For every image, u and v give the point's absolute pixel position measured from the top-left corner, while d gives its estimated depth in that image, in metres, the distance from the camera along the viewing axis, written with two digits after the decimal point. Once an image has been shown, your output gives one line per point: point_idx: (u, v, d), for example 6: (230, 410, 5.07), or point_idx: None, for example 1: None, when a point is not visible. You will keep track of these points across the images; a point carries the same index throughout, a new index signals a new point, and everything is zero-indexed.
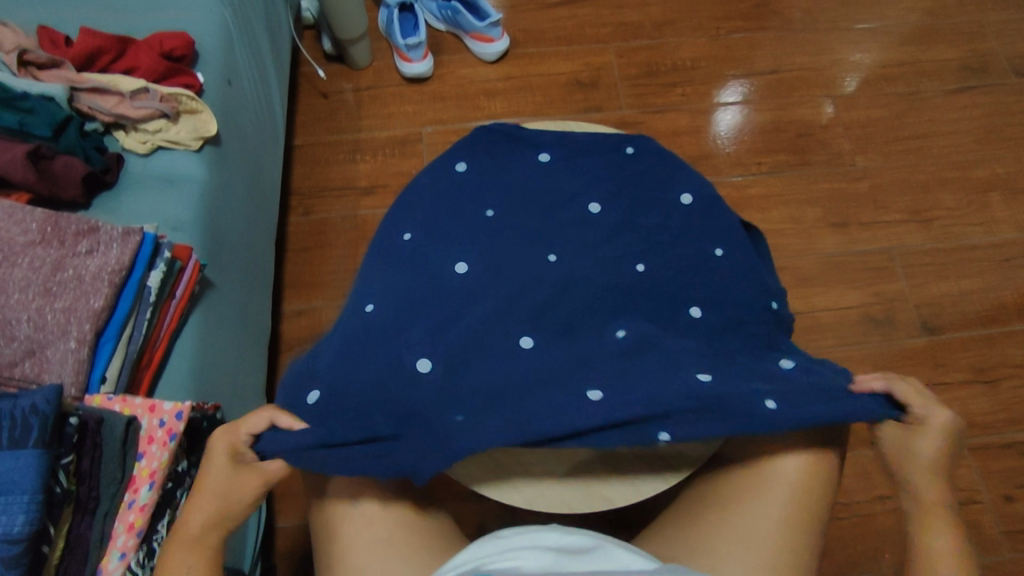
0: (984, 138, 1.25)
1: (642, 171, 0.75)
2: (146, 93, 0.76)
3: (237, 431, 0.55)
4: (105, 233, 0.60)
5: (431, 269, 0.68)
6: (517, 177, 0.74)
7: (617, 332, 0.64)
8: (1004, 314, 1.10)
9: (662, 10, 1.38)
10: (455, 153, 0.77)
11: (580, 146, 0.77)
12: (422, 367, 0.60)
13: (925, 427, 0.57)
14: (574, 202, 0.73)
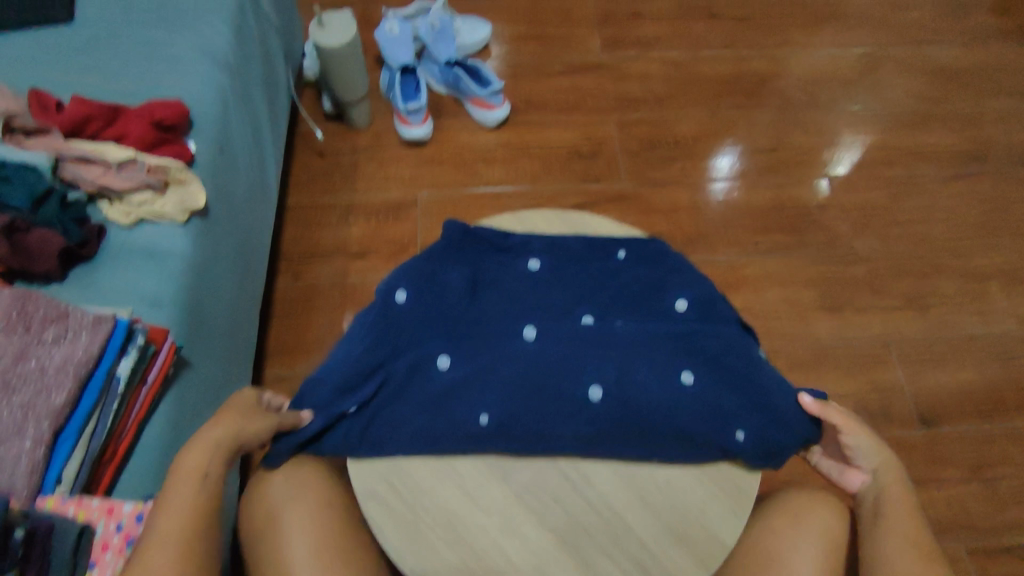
0: (980, 227, 1.25)
1: (636, 277, 0.73)
2: (134, 163, 0.74)
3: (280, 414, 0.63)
4: (75, 319, 0.58)
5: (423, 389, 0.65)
6: (505, 291, 0.72)
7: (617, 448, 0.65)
8: (1003, 409, 1.08)
9: (663, 84, 1.39)
10: (432, 262, 0.72)
11: (572, 253, 0.74)
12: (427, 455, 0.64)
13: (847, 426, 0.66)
14: (567, 312, 0.71)
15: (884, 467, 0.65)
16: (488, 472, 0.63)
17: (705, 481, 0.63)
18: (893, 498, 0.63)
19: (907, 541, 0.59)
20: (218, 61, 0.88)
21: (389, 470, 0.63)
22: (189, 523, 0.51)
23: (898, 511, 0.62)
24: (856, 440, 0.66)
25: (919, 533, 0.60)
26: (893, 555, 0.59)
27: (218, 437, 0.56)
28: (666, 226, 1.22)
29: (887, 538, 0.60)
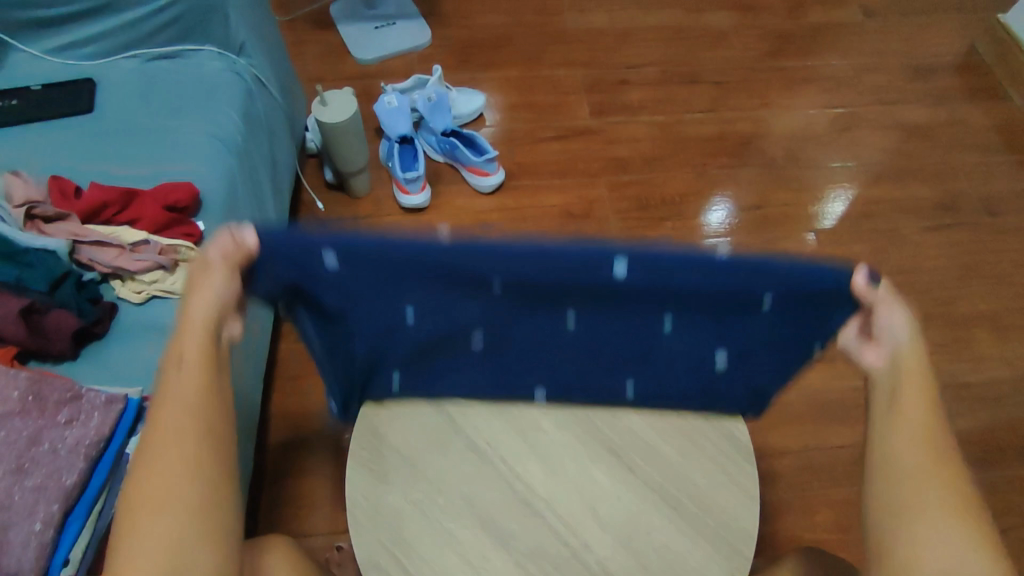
0: (963, 274, 1.29)
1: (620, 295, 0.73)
2: (146, 244, 0.78)
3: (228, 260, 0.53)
4: (88, 401, 0.60)
5: (424, 343, 0.65)
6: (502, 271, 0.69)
7: (629, 389, 0.70)
8: (1002, 457, 1.09)
9: (651, 146, 1.46)
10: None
11: (609, 317, 0.61)
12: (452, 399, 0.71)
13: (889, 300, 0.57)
14: (613, 373, 0.68)
15: (908, 351, 0.57)
16: (488, 539, 0.63)
17: (705, 539, 0.64)
18: (911, 385, 0.56)
19: (917, 442, 0.54)
20: (228, 145, 0.93)
21: (388, 536, 0.63)
22: (188, 409, 0.49)
23: (916, 405, 0.55)
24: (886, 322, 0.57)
25: (935, 430, 0.54)
26: (903, 459, 0.54)
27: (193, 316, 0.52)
28: None
29: (900, 438, 0.55)
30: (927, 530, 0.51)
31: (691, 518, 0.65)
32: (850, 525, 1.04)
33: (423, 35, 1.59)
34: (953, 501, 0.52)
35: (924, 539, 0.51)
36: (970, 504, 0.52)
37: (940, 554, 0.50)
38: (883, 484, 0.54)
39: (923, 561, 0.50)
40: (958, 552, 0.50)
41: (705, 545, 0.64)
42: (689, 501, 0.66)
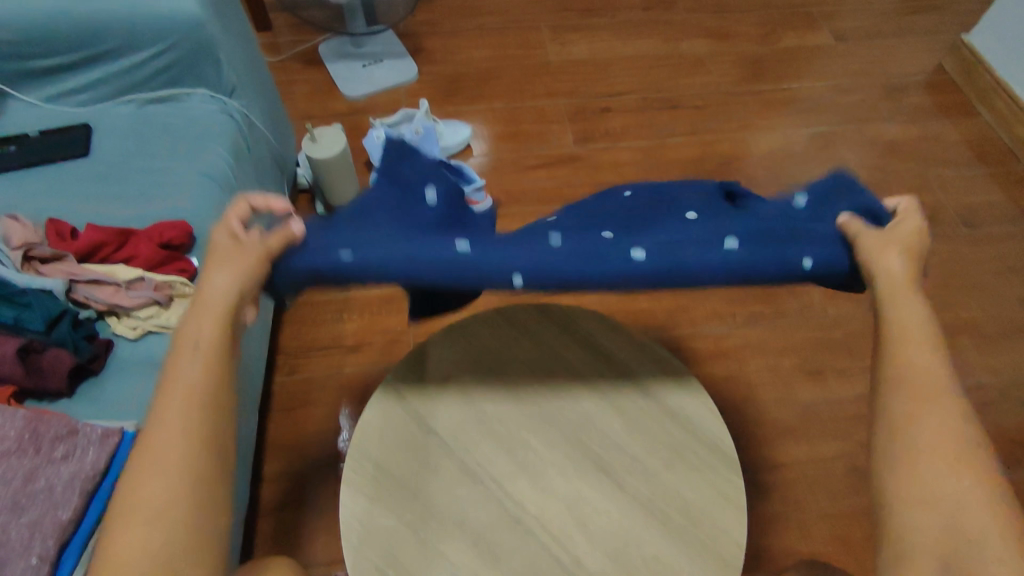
0: (945, 285, 1.31)
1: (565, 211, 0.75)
2: (142, 281, 0.80)
3: (229, 223, 0.54)
4: (85, 435, 0.61)
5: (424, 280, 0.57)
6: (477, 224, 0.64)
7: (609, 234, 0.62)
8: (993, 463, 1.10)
9: (635, 170, 1.50)
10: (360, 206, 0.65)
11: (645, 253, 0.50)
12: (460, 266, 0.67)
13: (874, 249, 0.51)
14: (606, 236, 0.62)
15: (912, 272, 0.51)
16: (481, 561, 0.64)
17: (693, 548, 0.65)
18: (907, 318, 0.50)
19: (911, 387, 0.49)
20: (219, 182, 0.96)
21: (382, 559, 0.64)
22: (189, 404, 0.48)
23: (908, 344, 0.50)
24: (894, 264, 0.50)
25: (928, 371, 0.49)
26: (897, 407, 0.49)
27: (210, 299, 0.50)
28: (646, 302, 1.28)
29: (894, 387, 0.49)
30: (923, 477, 0.47)
31: (681, 531, 0.66)
32: (847, 536, 1.04)
33: (410, 71, 1.64)
34: (949, 444, 0.47)
35: (922, 490, 0.47)
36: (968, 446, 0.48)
37: (942, 504, 0.46)
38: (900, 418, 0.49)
39: (927, 513, 0.46)
40: (954, 498, 0.46)
41: (696, 554, 0.65)
42: (680, 517, 0.66)
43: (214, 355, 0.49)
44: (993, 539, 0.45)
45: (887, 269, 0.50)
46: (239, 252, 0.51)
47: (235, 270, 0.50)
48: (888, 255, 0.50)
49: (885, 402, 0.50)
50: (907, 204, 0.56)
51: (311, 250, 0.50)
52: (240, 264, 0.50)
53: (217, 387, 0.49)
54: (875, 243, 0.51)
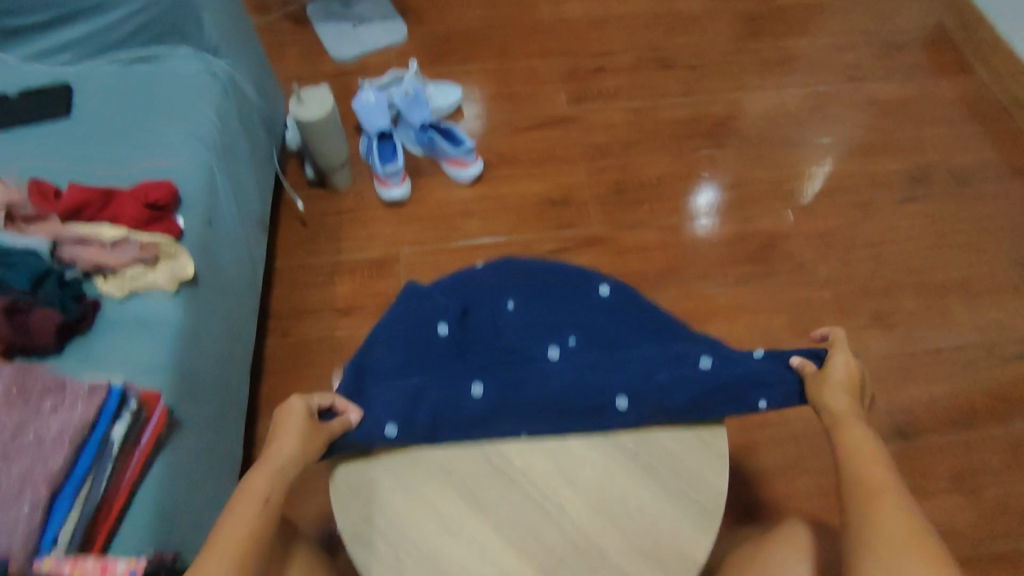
0: (936, 244, 1.31)
1: (569, 273, 0.87)
2: (127, 241, 0.80)
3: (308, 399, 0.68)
4: (73, 389, 0.63)
5: (452, 386, 0.74)
6: (501, 333, 0.81)
7: (569, 340, 0.80)
8: (978, 418, 1.12)
9: (628, 131, 1.48)
10: (392, 328, 0.81)
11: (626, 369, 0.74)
12: (442, 330, 0.80)
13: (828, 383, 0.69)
14: (560, 329, 0.81)
15: (853, 403, 0.67)
16: (465, 506, 0.66)
17: (674, 494, 0.66)
18: (855, 439, 0.63)
19: (865, 489, 0.58)
20: (205, 140, 0.95)
21: (369, 508, 0.66)
22: (244, 543, 0.54)
23: (862, 460, 0.61)
24: (833, 401, 0.67)
25: (878, 476, 0.59)
26: (856, 505, 0.58)
27: (283, 463, 0.61)
28: (638, 263, 1.29)
29: (852, 489, 0.59)
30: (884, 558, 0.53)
31: (662, 477, 0.67)
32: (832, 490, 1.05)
33: (400, 32, 1.61)
34: (904, 530, 0.54)
35: (885, 573, 0.52)
36: (921, 533, 0.54)
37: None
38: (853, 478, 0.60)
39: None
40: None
41: (677, 500, 0.66)
42: (663, 468, 0.68)
43: (269, 510, 0.58)
44: None
45: (826, 402, 0.68)
46: (312, 429, 0.65)
47: (304, 444, 0.63)
48: (832, 391, 0.68)
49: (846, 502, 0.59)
50: (836, 336, 0.74)
51: (371, 423, 0.69)
52: (312, 442, 0.64)
53: (268, 537, 0.56)
54: (813, 386, 0.71)
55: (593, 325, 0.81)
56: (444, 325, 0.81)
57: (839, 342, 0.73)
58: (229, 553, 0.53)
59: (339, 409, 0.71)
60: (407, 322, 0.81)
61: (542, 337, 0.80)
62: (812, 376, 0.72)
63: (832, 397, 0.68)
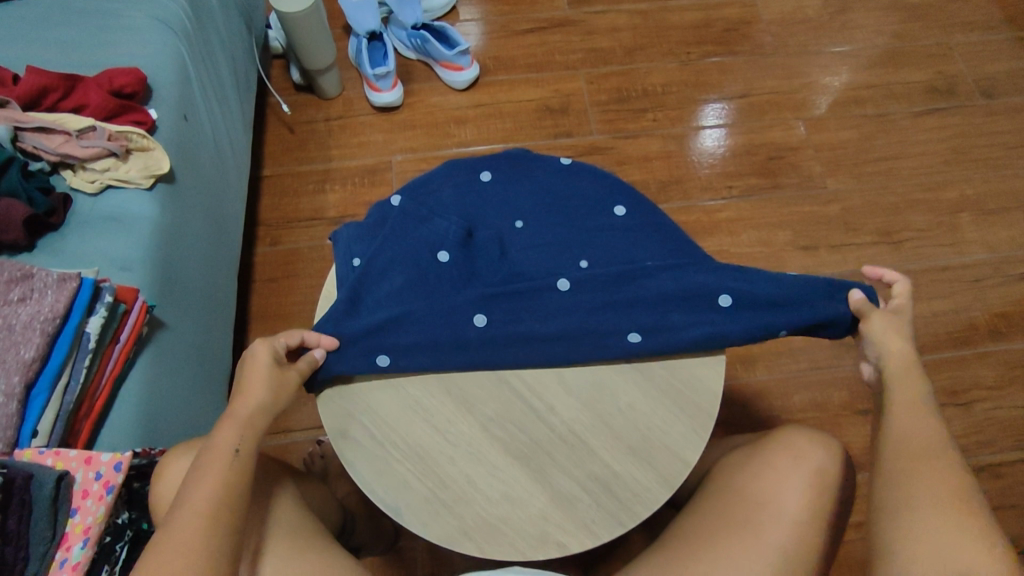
0: (951, 159, 1.26)
1: (586, 184, 0.77)
2: (93, 131, 0.74)
3: (274, 341, 0.63)
4: (41, 279, 0.61)
5: (450, 318, 0.68)
6: (507, 253, 0.73)
7: (583, 262, 0.72)
8: (976, 335, 1.10)
9: (633, 35, 1.38)
10: (384, 245, 0.72)
11: (642, 304, 0.69)
12: (442, 258, 0.72)
13: (886, 327, 0.63)
14: (573, 249, 0.73)
15: (907, 353, 0.62)
16: (453, 406, 0.65)
17: (666, 395, 0.65)
18: (905, 397, 0.59)
19: (907, 451, 0.56)
20: (173, 26, 0.87)
21: (356, 407, 0.65)
22: (219, 492, 0.53)
23: (905, 414, 0.58)
24: (892, 351, 0.62)
25: (924, 437, 0.56)
26: (891, 467, 0.56)
27: (251, 415, 0.58)
28: (640, 175, 1.23)
29: (893, 446, 0.57)
30: (923, 528, 0.52)
31: (654, 380, 0.66)
32: (826, 403, 1.03)
33: None
34: (946, 500, 0.53)
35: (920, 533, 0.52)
36: (964, 500, 0.53)
37: (940, 555, 0.51)
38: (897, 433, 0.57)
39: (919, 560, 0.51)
40: (947, 552, 0.51)
41: (667, 398, 0.65)
42: (656, 366, 0.66)
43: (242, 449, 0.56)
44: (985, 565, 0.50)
45: (886, 355, 0.62)
46: (280, 375, 0.61)
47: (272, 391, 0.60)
48: (888, 346, 0.62)
49: (882, 460, 0.57)
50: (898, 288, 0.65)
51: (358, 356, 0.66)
52: (281, 391, 0.60)
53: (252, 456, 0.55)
54: (869, 333, 0.64)
55: (609, 245, 0.73)
56: (445, 251, 0.72)
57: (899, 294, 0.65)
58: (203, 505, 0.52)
59: (310, 345, 0.66)
60: (401, 238, 0.73)
61: (555, 263, 0.72)
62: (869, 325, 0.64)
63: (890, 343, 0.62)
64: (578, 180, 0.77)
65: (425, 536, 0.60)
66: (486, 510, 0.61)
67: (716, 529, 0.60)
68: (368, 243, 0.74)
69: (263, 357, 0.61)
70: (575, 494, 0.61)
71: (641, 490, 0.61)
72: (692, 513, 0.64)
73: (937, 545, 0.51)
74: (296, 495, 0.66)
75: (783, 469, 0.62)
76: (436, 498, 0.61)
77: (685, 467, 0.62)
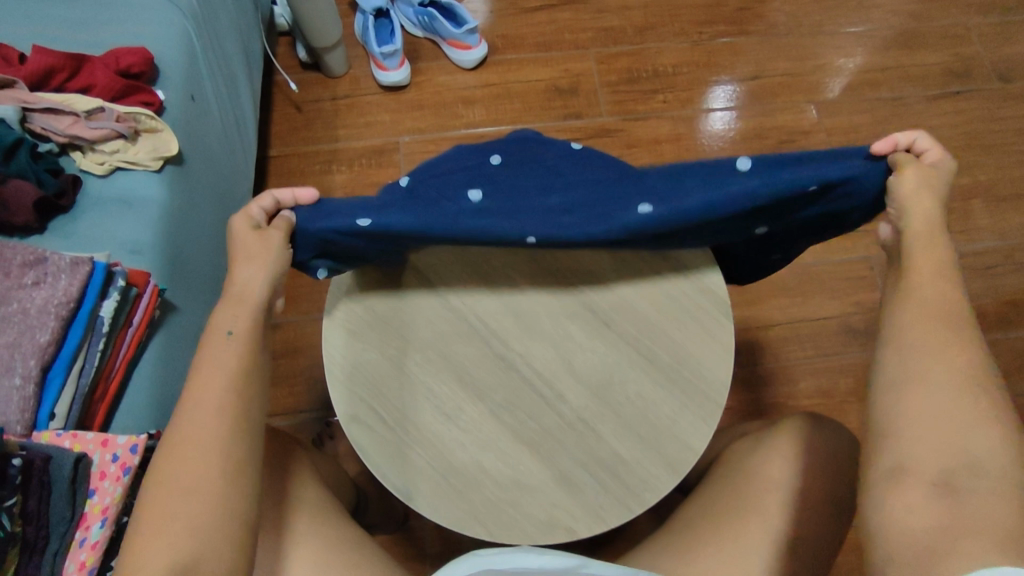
0: (965, 144, 1.24)
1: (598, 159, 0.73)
2: (102, 112, 0.74)
3: (247, 211, 0.60)
4: (54, 263, 0.61)
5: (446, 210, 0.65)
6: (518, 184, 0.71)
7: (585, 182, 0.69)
8: (985, 323, 1.10)
9: (644, 14, 1.36)
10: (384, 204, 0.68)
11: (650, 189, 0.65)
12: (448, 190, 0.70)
13: (912, 180, 0.57)
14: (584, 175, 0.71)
15: (935, 214, 0.56)
16: (462, 391, 0.65)
17: (676, 382, 0.65)
18: (928, 260, 0.54)
19: (926, 320, 0.50)
20: (180, 4, 0.86)
21: (366, 391, 0.65)
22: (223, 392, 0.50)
23: (924, 286, 0.52)
24: (917, 208, 0.56)
25: (944, 309, 0.50)
26: (908, 338, 0.50)
27: None
28: (649, 158, 1.22)
29: (909, 314, 0.51)
30: (930, 401, 0.46)
31: (663, 368, 0.66)
32: (832, 389, 1.03)
33: None
34: (963, 373, 0.47)
35: (933, 406, 0.46)
36: (983, 378, 0.47)
37: (948, 433, 0.45)
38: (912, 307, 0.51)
39: (927, 433, 0.45)
40: (961, 429, 0.45)
41: (678, 386, 0.65)
42: (665, 353, 0.66)
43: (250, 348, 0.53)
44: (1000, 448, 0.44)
45: (914, 210, 0.56)
46: (269, 242, 0.58)
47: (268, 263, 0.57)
48: (917, 200, 0.57)
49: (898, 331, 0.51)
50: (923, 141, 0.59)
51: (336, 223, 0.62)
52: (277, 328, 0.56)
53: None
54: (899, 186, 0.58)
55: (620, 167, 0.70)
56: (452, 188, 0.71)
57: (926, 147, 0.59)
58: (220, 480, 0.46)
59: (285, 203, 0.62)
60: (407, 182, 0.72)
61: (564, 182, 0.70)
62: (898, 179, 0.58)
63: (917, 202, 0.57)
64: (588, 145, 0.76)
65: (437, 520, 0.61)
66: (497, 495, 0.62)
67: (728, 515, 0.61)
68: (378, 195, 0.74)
69: (243, 228, 0.58)
70: (584, 480, 0.62)
71: (650, 478, 0.62)
72: (698, 500, 0.65)
73: (945, 420, 0.45)
74: (313, 475, 0.67)
75: (793, 446, 0.63)
76: (446, 483, 0.62)
77: (693, 456, 0.63)
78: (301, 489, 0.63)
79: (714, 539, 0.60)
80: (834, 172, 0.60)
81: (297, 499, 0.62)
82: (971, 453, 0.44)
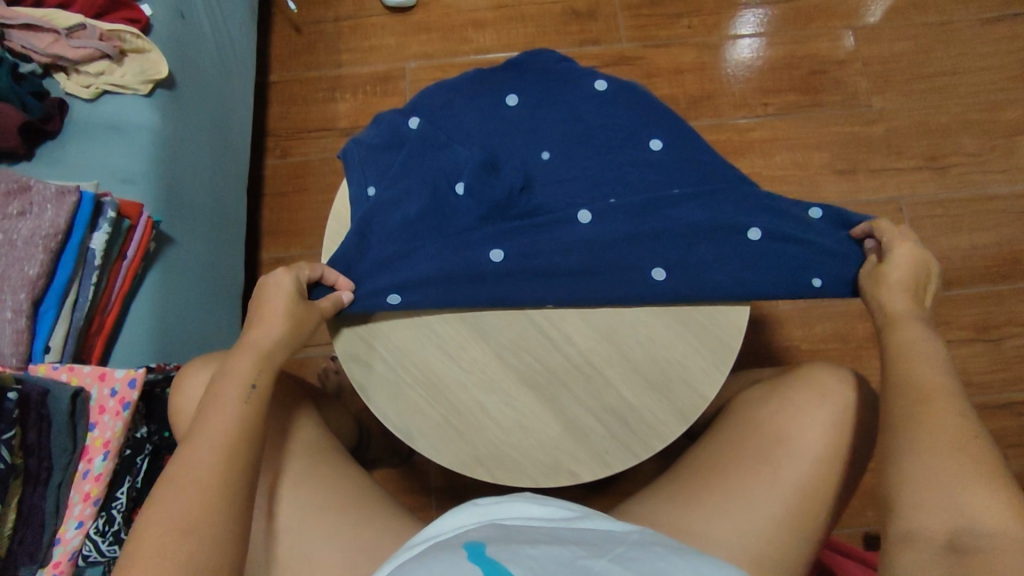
0: (1017, 76, 1.14)
1: (619, 113, 0.70)
2: (84, 29, 0.69)
3: (298, 270, 0.61)
4: (39, 193, 0.59)
5: (461, 255, 0.65)
6: (531, 185, 0.68)
7: (583, 214, 0.66)
8: (1018, 269, 1.05)
9: None
10: (401, 172, 0.68)
11: (666, 237, 0.65)
12: (458, 192, 0.67)
13: (890, 261, 0.60)
14: (598, 188, 0.68)
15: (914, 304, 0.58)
16: (466, 332, 0.63)
17: (694, 329, 0.63)
18: (907, 338, 0.55)
19: (917, 394, 0.50)
20: None
21: (367, 331, 0.64)
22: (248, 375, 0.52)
23: (907, 359, 0.53)
24: (891, 301, 0.58)
25: (933, 380, 0.51)
26: (899, 411, 0.50)
27: (270, 337, 0.55)
28: (669, 89, 1.15)
29: (898, 393, 0.51)
30: (923, 463, 0.47)
31: (676, 312, 0.63)
32: (850, 334, 1.00)
33: None
34: (952, 439, 0.47)
35: (924, 471, 0.46)
36: (972, 439, 0.47)
37: (943, 491, 0.45)
38: (904, 384, 0.52)
39: (925, 494, 0.46)
40: (956, 483, 0.45)
41: (694, 331, 0.63)
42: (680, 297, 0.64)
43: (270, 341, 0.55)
44: (996, 502, 0.44)
45: (882, 301, 0.59)
46: (301, 310, 0.58)
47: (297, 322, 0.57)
48: (889, 291, 0.59)
49: (886, 406, 0.52)
50: (880, 225, 0.63)
51: (373, 293, 0.63)
52: (304, 324, 0.58)
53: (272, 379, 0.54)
54: (866, 284, 0.62)
55: (636, 179, 0.68)
56: (460, 184, 0.67)
57: (884, 230, 0.63)
58: (219, 431, 0.48)
59: (331, 283, 0.63)
60: (411, 166, 0.68)
61: (574, 197, 0.68)
62: (869, 273, 0.62)
63: (890, 295, 0.58)
64: (617, 109, 0.70)
65: (439, 461, 0.61)
66: (500, 439, 0.61)
67: (731, 466, 0.60)
68: (384, 164, 0.70)
69: (288, 286, 0.59)
70: (590, 425, 0.61)
71: (658, 424, 0.61)
72: (707, 448, 0.64)
73: (939, 477, 0.46)
74: (314, 411, 0.66)
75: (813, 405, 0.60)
76: (449, 425, 0.61)
77: (705, 400, 0.61)
78: (302, 431, 0.62)
79: (721, 488, 0.59)
80: (825, 255, 0.65)
81: (297, 438, 0.62)
82: (970, 507, 0.44)
